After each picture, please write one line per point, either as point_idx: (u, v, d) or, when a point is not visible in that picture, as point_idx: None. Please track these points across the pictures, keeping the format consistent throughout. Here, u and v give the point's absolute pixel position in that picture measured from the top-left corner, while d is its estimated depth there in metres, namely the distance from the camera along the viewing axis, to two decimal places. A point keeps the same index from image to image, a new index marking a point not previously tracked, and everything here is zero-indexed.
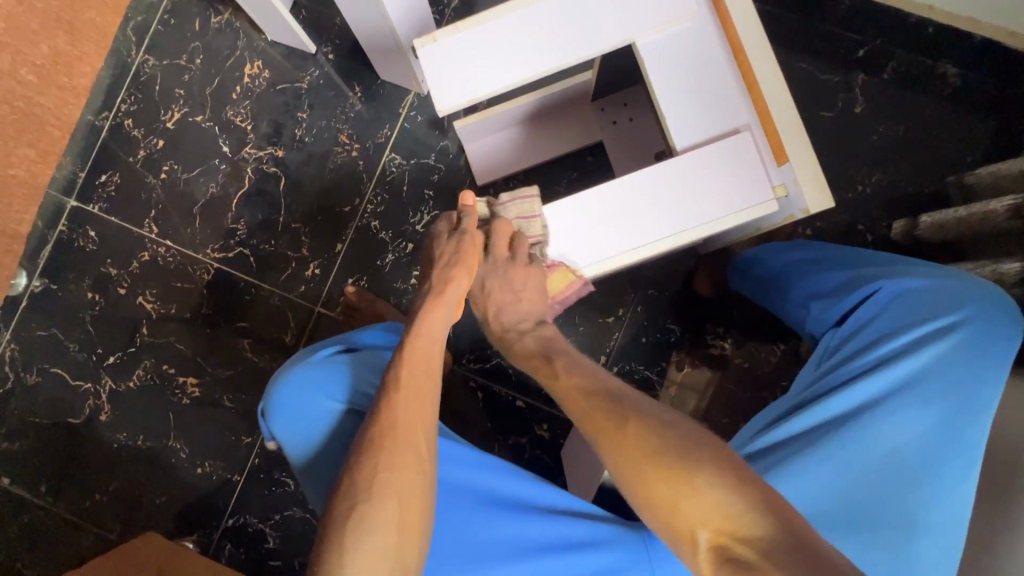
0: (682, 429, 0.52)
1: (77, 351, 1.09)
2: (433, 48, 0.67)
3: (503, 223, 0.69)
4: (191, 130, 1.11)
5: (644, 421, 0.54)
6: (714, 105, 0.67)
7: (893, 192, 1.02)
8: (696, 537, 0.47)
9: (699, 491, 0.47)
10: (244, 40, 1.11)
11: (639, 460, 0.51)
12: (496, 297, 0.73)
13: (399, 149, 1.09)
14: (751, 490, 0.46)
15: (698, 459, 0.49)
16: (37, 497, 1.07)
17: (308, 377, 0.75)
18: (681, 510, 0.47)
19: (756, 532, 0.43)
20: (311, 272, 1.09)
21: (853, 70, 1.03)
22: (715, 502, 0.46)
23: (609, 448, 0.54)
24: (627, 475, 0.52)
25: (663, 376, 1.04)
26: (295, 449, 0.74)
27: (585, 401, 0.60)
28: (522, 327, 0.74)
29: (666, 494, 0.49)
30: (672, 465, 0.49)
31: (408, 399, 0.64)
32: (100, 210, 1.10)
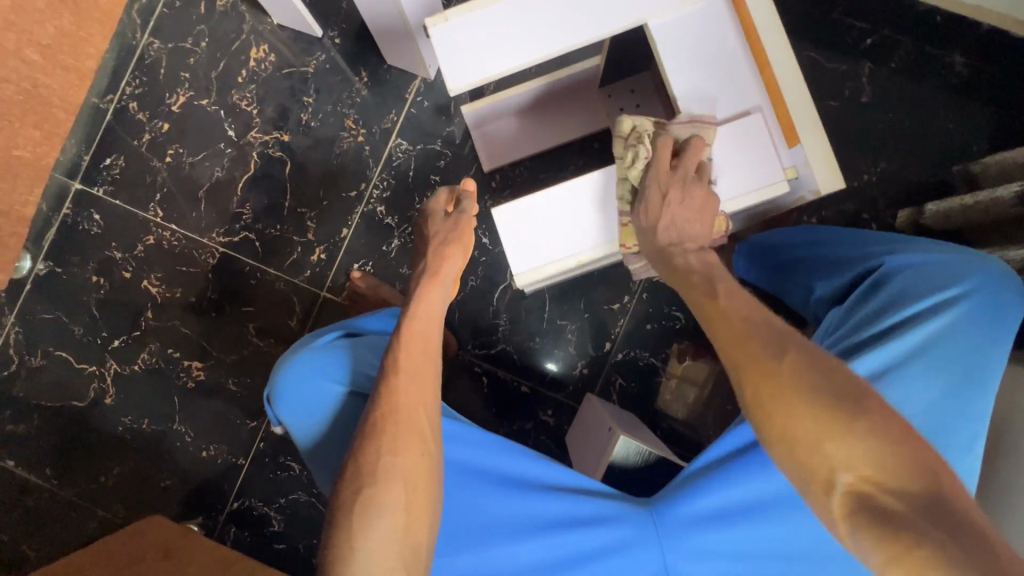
0: (840, 371, 0.49)
1: (82, 334, 1.09)
2: (445, 27, 0.66)
3: (700, 139, 0.63)
4: (196, 114, 1.10)
5: (796, 353, 0.51)
6: (727, 87, 0.67)
7: (898, 181, 1.03)
8: (832, 482, 0.46)
9: (848, 438, 0.45)
10: (250, 24, 1.11)
11: (792, 397, 0.48)
12: (672, 211, 0.63)
13: (406, 135, 1.09)
14: (906, 441, 0.44)
15: (855, 407, 0.46)
16: (42, 480, 1.08)
17: (308, 362, 0.75)
18: (824, 450, 0.46)
19: (905, 485, 0.42)
20: (316, 257, 1.09)
21: (860, 59, 1.03)
22: (868, 448, 0.44)
23: (754, 379, 0.50)
24: (770, 411, 0.49)
25: (668, 364, 1.04)
26: (300, 433, 0.74)
27: (733, 331, 0.54)
28: (687, 246, 0.64)
29: (812, 433, 0.47)
30: (827, 406, 0.47)
31: (405, 381, 0.65)
32: (105, 193, 1.10)
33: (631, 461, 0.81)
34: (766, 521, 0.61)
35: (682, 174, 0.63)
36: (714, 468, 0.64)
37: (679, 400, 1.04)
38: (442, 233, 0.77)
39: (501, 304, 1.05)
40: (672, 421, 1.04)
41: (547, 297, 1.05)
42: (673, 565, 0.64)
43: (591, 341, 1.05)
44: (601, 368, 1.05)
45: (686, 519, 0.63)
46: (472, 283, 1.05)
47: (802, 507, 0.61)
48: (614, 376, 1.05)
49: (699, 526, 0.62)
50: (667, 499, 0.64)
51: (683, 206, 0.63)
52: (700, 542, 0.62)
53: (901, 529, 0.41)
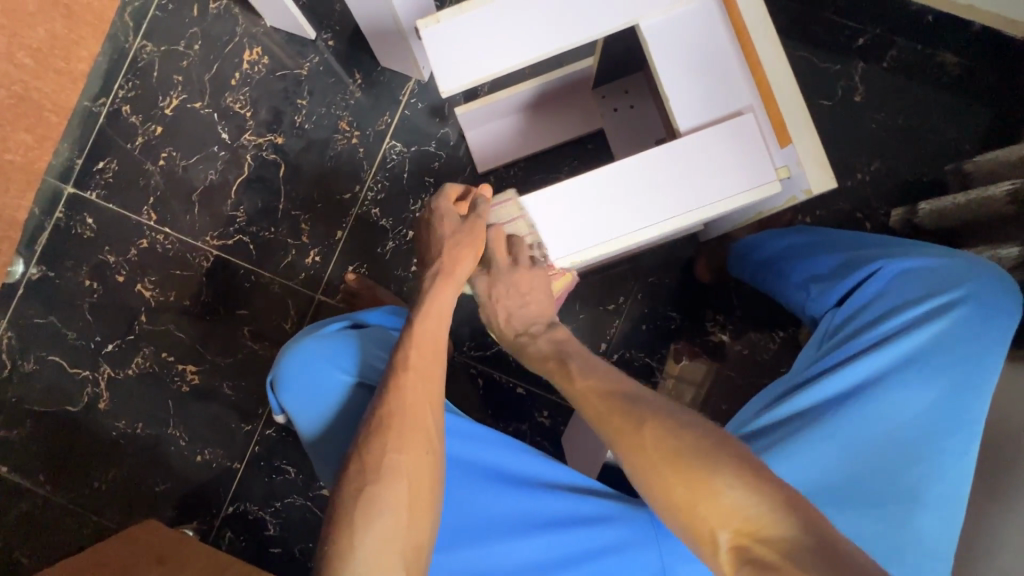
0: (701, 430, 0.53)
1: (75, 338, 1.08)
2: (436, 28, 0.66)
3: (498, 231, 0.71)
4: (190, 117, 1.10)
5: (656, 419, 0.55)
6: (719, 87, 0.67)
7: (892, 180, 1.03)
8: (717, 538, 0.48)
9: (719, 494, 0.48)
10: (243, 27, 1.10)
11: (657, 463, 0.52)
12: (507, 305, 0.75)
13: (400, 137, 1.09)
14: (771, 490, 0.47)
15: (718, 463, 0.49)
16: (35, 485, 1.07)
17: (317, 349, 0.72)
18: (698, 511, 0.49)
19: (782, 534, 0.44)
20: (311, 260, 1.09)
21: (854, 59, 1.04)
22: (735, 503, 0.47)
23: (627, 451, 0.55)
24: (644, 479, 0.53)
25: (664, 364, 1.04)
26: (304, 421, 0.71)
27: (602, 403, 0.60)
28: (534, 330, 0.75)
29: (684, 497, 0.50)
30: (690, 467, 0.50)
31: (417, 379, 0.64)
32: (98, 197, 1.10)
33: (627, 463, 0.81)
34: None
35: (495, 267, 0.72)
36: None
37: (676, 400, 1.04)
38: (456, 230, 0.70)
39: None
40: None
41: None
42: (671, 568, 0.63)
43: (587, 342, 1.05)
44: None
45: None
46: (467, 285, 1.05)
47: None
48: None
49: None
50: None
51: (511, 297, 0.74)
52: None
53: None
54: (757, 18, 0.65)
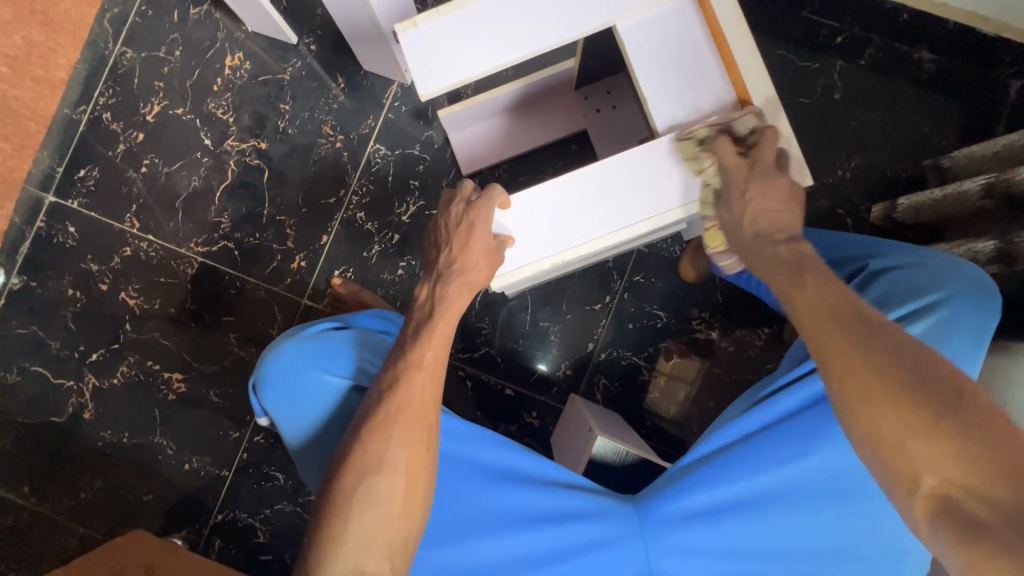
0: (936, 370, 0.46)
1: (59, 348, 1.07)
2: (414, 32, 0.67)
3: (772, 132, 0.62)
4: (172, 123, 1.09)
5: (882, 346, 0.48)
6: (695, 87, 0.67)
7: (871, 176, 1.04)
8: (918, 481, 0.43)
9: (931, 441, 0.43)
10: (225, 32, 1.10)
11: (878, 393, 0.46)
12: (758, 207, 0.63)
13: (384, 140, 1.09)
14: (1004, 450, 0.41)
15: (953, 409, 0.43)
16: (21, 498, 1.06)
17: (304, 350, 0.71)
18: (906, 447, 0.44)
19: (1002, 498, 0.40)
20: (297, 264, 1.08)
21: (831, 57, 1.05)
22: (952, 451, 0.42)
23: (838, 374, 0.49)
24: (852, 403, 0.47)
25: (652, 363, 1.05)
26: (289, 422, 0.70)
27: (822, 315, 0.53)
28: (775, 236, 0.63)
29: (894, 431, 0.45)
30: (914, 403, 0.44)
31: (426, 376, 0.63)
32: (80, 205, 1.09)
33: (613, 459, 0.83)
34: (756, 518, 0.61)
35: (760, 171, 0.62)
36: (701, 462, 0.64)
37: (666, 398, 1.05)
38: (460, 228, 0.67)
39: (483, 307, 1.05)
40: (658, 419, 1.05)
41: (529, 299, 1.05)
42: (656, 559, 0.64)
43: (575, 341, 1.05)
44: (585, 369, 1.05)
45: (672, 514, 0.63)
46: None
47: (784, 507, 0.61)
48: (598, 377, 1.05)
49: (685, 521, 0.63)
50: (654, 496, 0.65)
51: (767, 197, 0.63)
52: (686, 536, 0.63)
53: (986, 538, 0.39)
54: (733, 19, 0.66)
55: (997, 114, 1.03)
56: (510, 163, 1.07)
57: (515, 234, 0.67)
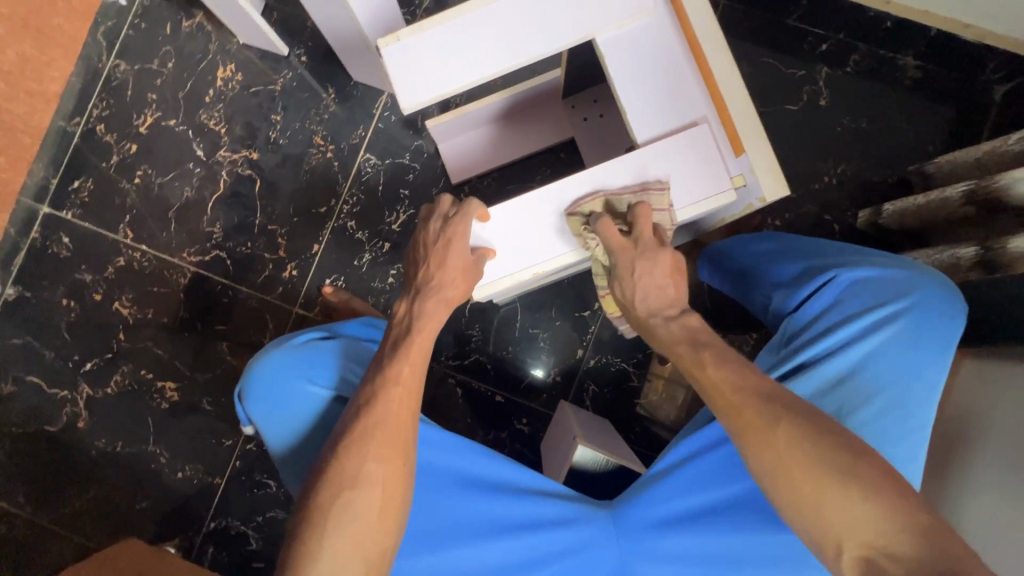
0: (840, 444, 0.52)
1: (53, 358, 1.08)
2: (396, 46, 0.68)
3: (645, 208, 0.64)
4: (165, 134, 1.11)
5: (790, 418, 0.54)
6: (673, 99, 0.68)
7: (857, 182, 1.05)
8: (842, 547, 0.50)
9: (841, 508, 0.50)
10: (217, 44, 1.11)
11: (793, 472, 0.52)
12: (650, 285, 0.64)
13: (374, 150, 1.10)
14: (902, 509, 0.49)
15: (857, 477, 0.50)
16: (16, 507, 1.06)
17: (289, 360, 0.72)
18: (826, 517, 0.51)
19: (906, 550, 0.47)
20: (288, 274, 1.09)
21: (816, 64, 1.06)
22: (864, 514, 0.49)
23: (756, 456, 0.54)
24: (770, 471, 0.54)
25: (641, 368, 1.06)
26: (272, 431, 0.71)
27: (735, 388, 0.57)
28: (668, 313, 0.64)
29: (811, 503, 0.52)
30: (825, 474, 0.51)
31: (403, 390, 0.63)
32: (74, 216, 1.10)
33: (594, 465, 0.85)
34: (725, 523, 0.62)
35: (641, 244, 0.64)
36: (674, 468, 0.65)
37: (656, 402, 1.06)
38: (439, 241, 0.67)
39: (473, 314, 1.06)
40: (647, 425, 1.06)
41: (519, 307, 1.06)
42: (630, 564, 0.65)
43: (564, 348, 1.06)
44: (575, 376, 1.06)
45: (646, 519, 0.65)
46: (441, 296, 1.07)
47: (757, 512, 0.62)
48: (587, 383, 1.06)
49: (658, 526, 0.64)
50: (631, 502, 0.66)
51: (653, 275, 0.64)
52: (660, 542, 0.64)
53: None
54: (710, 33, 0.67)
55: (982, 119, 1.04)
56: (498, 172, 1.08)
57: (496, 248, 0.68)
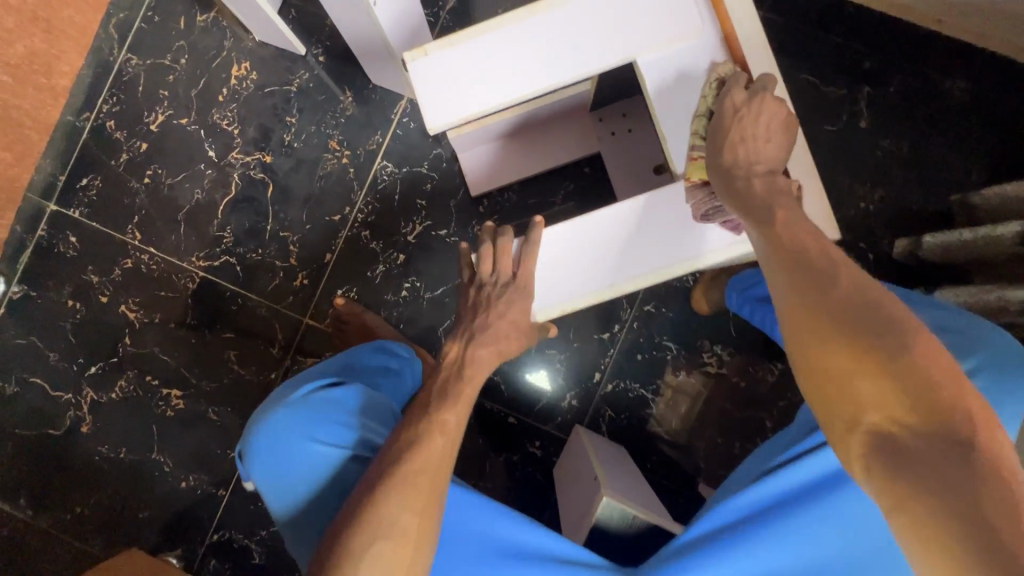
0: (893, 316, 0.45)
1: (58, 360, 1.06)
2: (423, 61, 0.64)
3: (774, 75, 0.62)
4: (176, 133, 1.07)
5: (847, 279, 0.48)
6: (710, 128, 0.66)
7: (895, 209, 1.00)
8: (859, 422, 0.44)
9: (872, 381, 0.43)
10: (232, 40, 1.07)
11: (830, 335, 0.46)
12: (749, 135, 0.59)
13: (391, 158, 1.06)
14: (942, 388, 0.41)
15: (900, 350, 0.43)
16: (17, 510, 1.05)
17: (292, 418, 0.64)
18: (855, 387, 0.44)
19: (934, 431, 0.40)
20: (299, 282, 1.06)
21: (858, 83, 1.01)
22: (898, 391, 0.42)
23: (797, 322, 0.49)
24: (803, 338, 0.48)
25: (660, 395, 1.02)
26: (277, 497, 0.63)
27: (780, 256, 0.52)
28: (754, 168, 0.59)
29: (843, 368, 0.45)
30: (870, 341, 0.44)
31: (447, 439, 0.58)
32: (81, 214, 1.07)
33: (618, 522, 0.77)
34: None
35: (757, 96, 0.60)
36: (702, 542, 0.62)
37: (675, 431, 1.02)
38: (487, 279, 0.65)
39: None
40: (665, 454, 1.02)
41: None
42: None
43: (581, 372, 1.02)
44: (591, 400, 1.02)
45: None
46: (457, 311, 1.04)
47: None
48: (603, 408, 1.02)
49: None
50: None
51: (758, 122, 0.59)
52: None
53: (910, 467, 0.40)
54: (761, 62, 0.64)
55: None
56: (519, 185, 1.04)
57: (543, 274, 0.64)
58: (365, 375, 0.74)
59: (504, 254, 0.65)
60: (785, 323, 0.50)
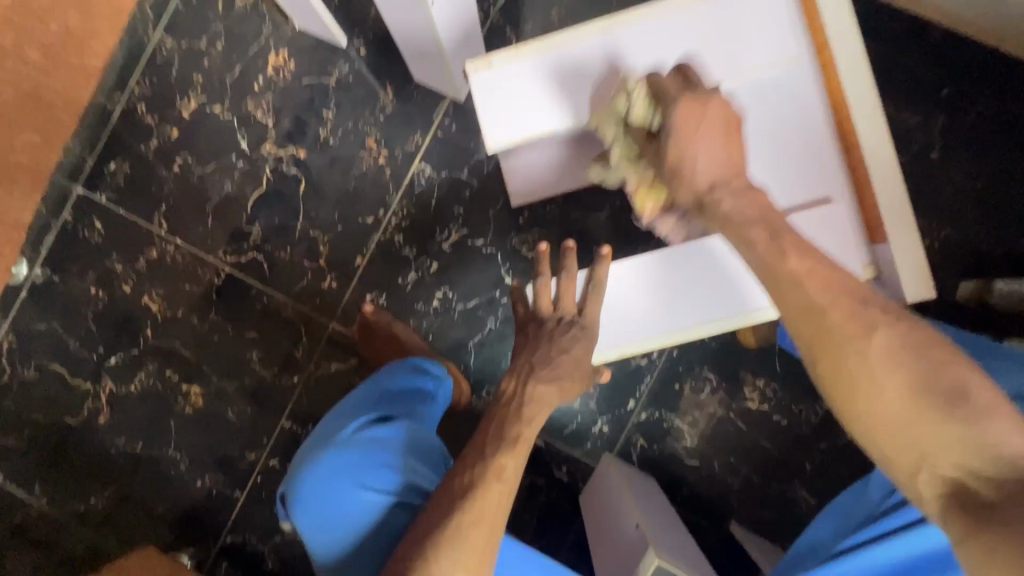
0: (939, 355, 0.42)
1: (77, 348, 1.03)
2: (487, 74, 0.62)
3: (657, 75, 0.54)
4: (208, 121, 1.03)
5: (887, 319, 0.43)
6: (788, 171, 0.63)
7: (963, 248, 0.94)
8: (919, 468, 0.42)
9: (934, 430, 0.41)
10: (271, 27, 1.02)
11: (882, 378, 0.42)
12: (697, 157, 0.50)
13: (430, 160, 1.01)
14: (1010, 432, 0.39)
15: (958, 399, 0.40)
16: (31, 498, 1.03)
17: (339, 462, 0.62)
18: (915, 436, 0.41)
19: (1004, 476, 0.39)
20: (328, 284, 1.02)
21: (933, 111, 0.94)
22: (967, 440, 0.40)
23: (842, 364, 0.43)
24: (848, 386, 0.44)
25: (695, 427, 0.98)
26: (323, 544, 0.61)
27: (818, 288, 0.45)
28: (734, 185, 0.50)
29: (898, 413, 0.42)
30: (928, 392, 0.41)
31: (503, 488, 0.52)
32: (107, 200, 1.04)
33: None
34: None
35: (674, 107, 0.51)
36: None
37: (708, 465, 0.98)
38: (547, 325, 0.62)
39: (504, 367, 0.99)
40: (696, 489, 0.98)
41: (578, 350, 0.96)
42: None
43: (614, 398, 0.98)
44: (623, 428, 0.98)
45: None
46: (490, 325, 1.00)
47: None
48: (636, 437, 0.98)
49: None
50: None
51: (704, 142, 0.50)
52: None
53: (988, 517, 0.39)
54: (868, 102, 0.61)
55: None
56: (563, 198, 0.99)
57: (607, 314, 0.64)
58: (404, 401, 0.71)
59: (565, 294, 0.62)
60: (820, 364, 0.45)
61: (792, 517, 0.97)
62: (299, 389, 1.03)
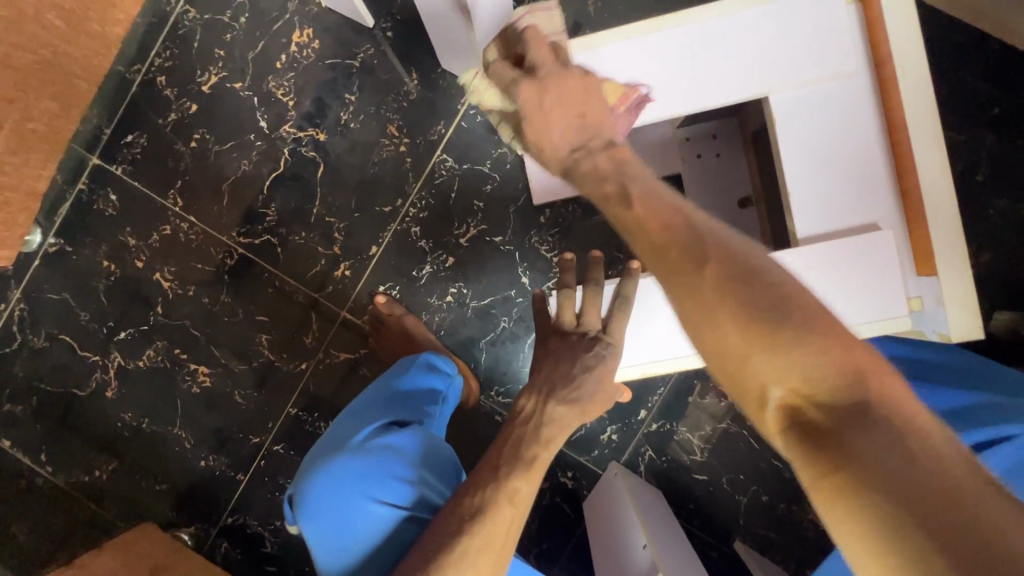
0: (774, 277, 0.37)
1: (88, 320, 1.03)
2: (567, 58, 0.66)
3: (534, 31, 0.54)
4: (228, 97, 1.00)
5: (713, 248, 0.38)
6: (839, 193, 0.64)
7: (1001, 278, 0.90)
8: (765, 396, 0.35)
9: (773, 357, 0.35)
10: (296, 3, 0.99)
11: (718, 312, 0.36)
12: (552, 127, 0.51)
13: (452, 152, 0.98)
14: (845, 346, 0.34)
15: (784, 317, 0.35)
16: (36, 466, 1.04)
17: (347, 472, 0.60)
18: (754, 366, 0.35)
19: (841, 398, 0.33)
20: (341, 273, 1.01)
21: (982, 131, 0.89)
22: (804, 360, 0.34)
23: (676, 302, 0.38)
24: (687, 317, 0.38)
25: (706, 442, 0.96)
26: (334, 554, 0.60)
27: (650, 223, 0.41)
28: (592, 146, 0.50)
29: (738, 346, 0.36)
30: (763, 314, 0.35)
31: (515, 513, 0.52)
32: (123, 172, 1.02)
33: None
34: None
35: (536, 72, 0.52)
36: None
37: (716, 481, 0.96)
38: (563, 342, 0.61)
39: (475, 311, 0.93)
40: (703, 503, 0.96)
41: None
42: None
43: (625, 408, 0.96)
44: (633, 438, 0.96)
45: None
46: (503, 324, 0.98)
47: None
48: (644, 448, 0.96)
49: None
50: None
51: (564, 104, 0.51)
52: None
53: (829, 448, 0.32)
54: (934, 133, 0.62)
55: None
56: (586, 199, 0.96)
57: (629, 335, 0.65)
58: (413, 404, 0.69)
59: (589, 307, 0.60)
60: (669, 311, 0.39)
61: (798, 540, 0.95)
62: (307, 375, 1.02)
